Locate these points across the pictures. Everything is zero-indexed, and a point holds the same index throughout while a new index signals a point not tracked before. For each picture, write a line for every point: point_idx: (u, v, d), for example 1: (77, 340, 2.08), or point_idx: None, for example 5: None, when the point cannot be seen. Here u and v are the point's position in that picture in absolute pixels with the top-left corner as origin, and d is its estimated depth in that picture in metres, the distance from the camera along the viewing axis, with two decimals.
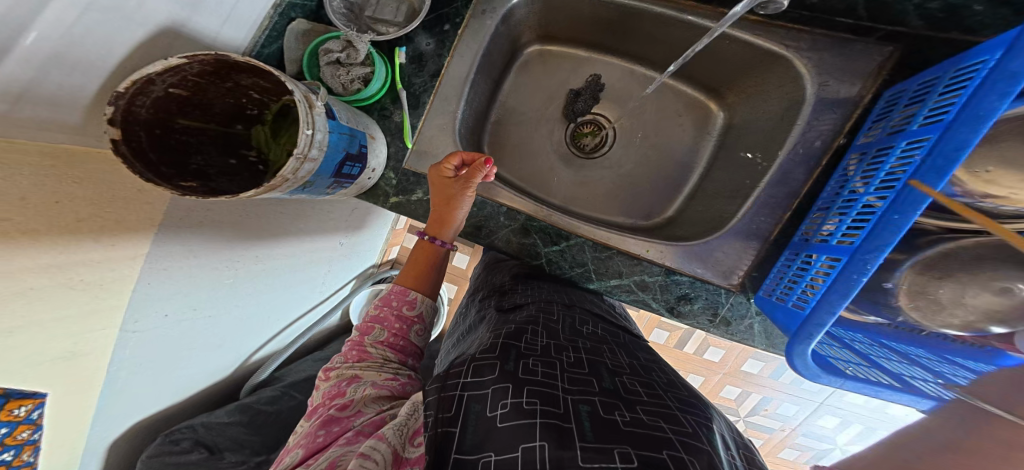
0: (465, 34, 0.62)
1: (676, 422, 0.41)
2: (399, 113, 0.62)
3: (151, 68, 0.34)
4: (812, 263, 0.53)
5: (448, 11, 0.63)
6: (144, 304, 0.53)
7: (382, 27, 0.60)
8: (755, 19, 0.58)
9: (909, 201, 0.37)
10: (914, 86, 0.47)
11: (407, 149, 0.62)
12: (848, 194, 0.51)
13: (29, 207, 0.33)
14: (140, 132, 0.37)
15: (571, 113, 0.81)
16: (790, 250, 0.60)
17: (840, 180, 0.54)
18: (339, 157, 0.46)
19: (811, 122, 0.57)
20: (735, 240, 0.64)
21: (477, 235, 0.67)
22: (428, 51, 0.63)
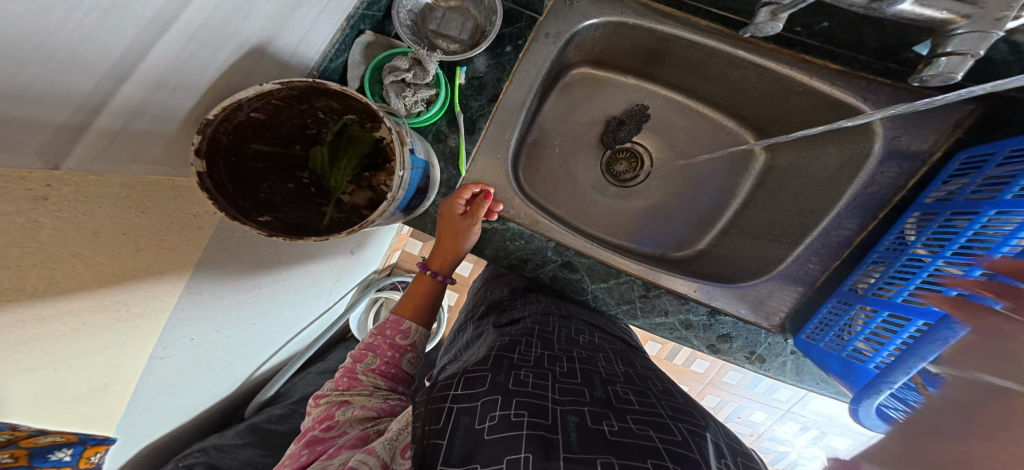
0: (525, 58, 0.61)
1: (667, 431, 0.39)
2: (455, 137, 0.60)
3: (243, 94, 0.34)
4: (869, 318, 0.55)
5: (511, 32, 0.61)
6: (177, 328, 0.49)
7: (446, 45, 0.58)
8: (835, 68, 0.60)
9: (1011, 276, 0.39)
10: (1004, 152, 0.48)
11: (460, 176, 0.60)
12: (913, 255, 0.53)
13: (99, 240, 0.32)
14: (220, 162, 0.36)
15: (612, 141, 0.80)
16: (837, 299, 0.62)
17: (904, 238, 0.56)
18: (413, 192, 0.46)
19: (875, 175, 0.59)
20: (787, 284, 0.66)
21: (523, 269, 0.64)
22: (487, 72, 0.61)
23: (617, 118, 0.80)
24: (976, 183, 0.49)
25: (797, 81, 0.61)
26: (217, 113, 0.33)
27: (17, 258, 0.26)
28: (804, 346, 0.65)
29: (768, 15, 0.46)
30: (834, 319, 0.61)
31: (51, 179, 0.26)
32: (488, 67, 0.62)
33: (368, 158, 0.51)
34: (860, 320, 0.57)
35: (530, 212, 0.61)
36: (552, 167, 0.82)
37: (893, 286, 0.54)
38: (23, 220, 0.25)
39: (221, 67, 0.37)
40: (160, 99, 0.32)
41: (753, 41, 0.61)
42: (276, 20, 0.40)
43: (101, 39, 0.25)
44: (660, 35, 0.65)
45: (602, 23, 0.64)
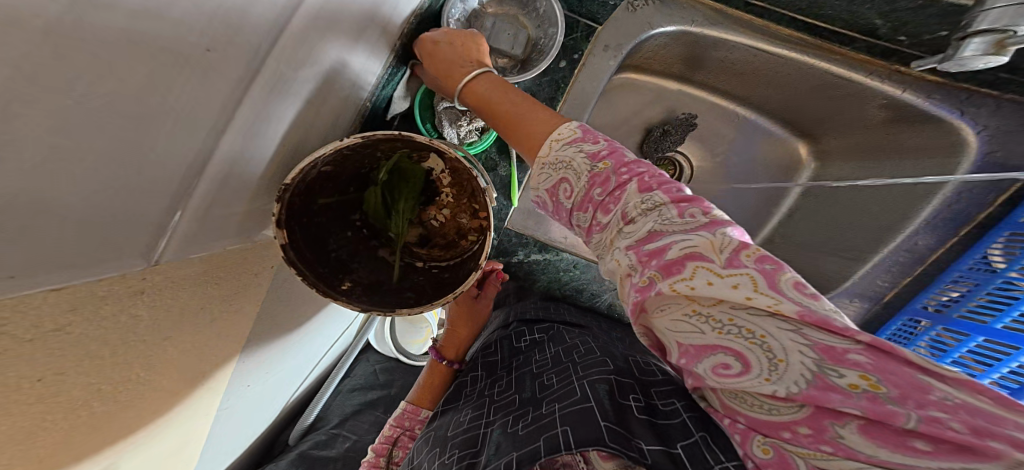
0: (582, 74, 0.58)
1: (569, 396, 0.42)
2: (506, 166, 0.60)
3: (322, 153, 0.32)
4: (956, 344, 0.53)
5: (568, 45, 0.58)
6: (242, 376, 0.48)
7: (498, 62, 0.54)
8: (932, 79, 0.56)
9: None
10: None
11: (511, 207, 0.62)
12: (1008, 279, 0.50)
13: (185, 320, 0.30)
14: (295, 228, 0.35)
15: (654, 148, 0.74)
16: (908, 316, 0.60)
17: (992, 262, 0.53)
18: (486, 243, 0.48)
19: (958, 192, 0.55)
20: (852, 300, 0.63)
21: (580, 297, 0.75)
22: (539, 90, 0.59)
23: (661, 127, 0.74)
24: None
25: (877, 92, 0.58)
26: (294, 178, 0.31)
27: (126, 359, 0.25)
28: None
29: (985, 49, 0.45)
30: (912, 335, 0.59)
31: (148, 272, 0.25)
32: (539, 83, 0.59)
33: (421, 194, 0.47)
34: (947, 342, 0.55)
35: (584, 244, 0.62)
36: None
37: (991, 312, 0.51)
38: (126, 317, 0.24)
39: (286, 125, 0.34)
40: (237, 169, 0.30)
41: (841, 51, 0.57)
42: (332, 65, 0.36)
43: (188, 119, 0.23)
44: (726, 43, 0.60)
45: (676, 32, 0.60)
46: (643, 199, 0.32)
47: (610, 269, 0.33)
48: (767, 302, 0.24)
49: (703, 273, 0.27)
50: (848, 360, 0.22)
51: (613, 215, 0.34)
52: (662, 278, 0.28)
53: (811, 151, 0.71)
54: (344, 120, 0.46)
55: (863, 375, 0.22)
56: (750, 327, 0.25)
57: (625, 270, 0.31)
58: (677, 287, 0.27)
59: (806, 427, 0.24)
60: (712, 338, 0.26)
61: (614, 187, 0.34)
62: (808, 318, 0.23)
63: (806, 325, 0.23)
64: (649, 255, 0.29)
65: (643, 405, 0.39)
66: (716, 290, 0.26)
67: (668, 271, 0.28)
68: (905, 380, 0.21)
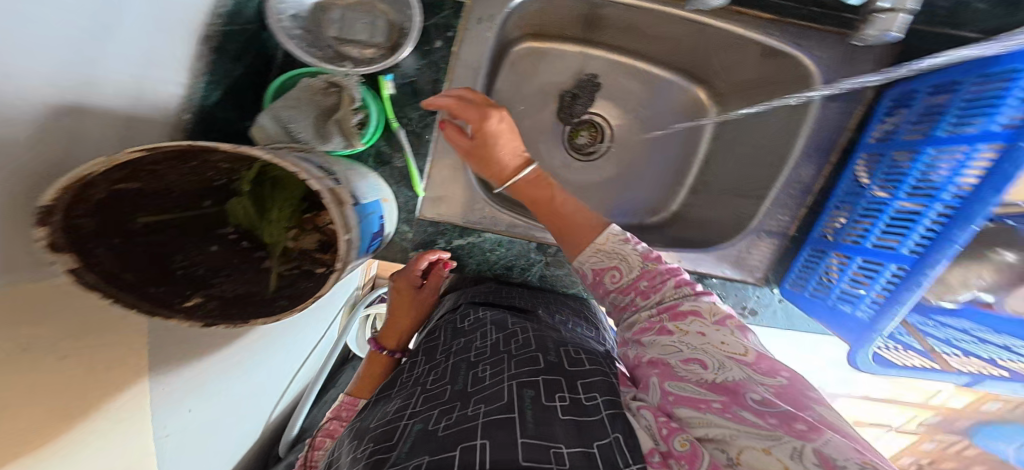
0: (464, 49, 0.55)
1: (495, 398, 0.40)
2: (402, 157, 0.57)
3: (89, 172, 0.22)
4: (845, 265, 0.55)
5: (438, 23, 0.54)
6: (173, 402, 0.48)
7: (361, 51, 0.46)
8: (776, 20, 0.58)
9: (981, 191, 0.39)
10: (925, 88, 0.52)
11: (419, 197, 0.61)
12: (872, 198, 0.55)
13: (12, 363, 0.28)
14: (101, 251, 0.28)
15: (569, 116, 0.77)
16: (812, 248, 0.63)
17: (859, 181, 0.59)
18: (367, 242, 0.46)
19: (818, 119, 0.61)
20: (762, 237, 0.68)
21: (512, 275, 0.77)
22: (419, 75, 0.55)
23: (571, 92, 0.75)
24: (914, 119, 0.52)
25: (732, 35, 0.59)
26: (56, 195, 0.22)
27: None
28: (786, 294, 0.69)
29: None
30: (818, 263, 0.62)
31: None
32: (420, 68, 0.55)
33: (304, 201, 0.45)
34: (837, 269, 0.57)
35: (505, 219, 0.65)
36: None
37: (862, 232, 0.54)
38: None
39: (69, 149, 0.30)
40: None
41: None
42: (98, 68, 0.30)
43: None
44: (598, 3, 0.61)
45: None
46: (676, 290, 0.46)
47: (628, 322, 0.48)
48: (731, 349, 0.38)
49: (695, 328, 0.41)
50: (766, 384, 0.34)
51: (648, 300, 0.47)
52: (670, 320, 0.43)
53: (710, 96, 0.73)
54: (155, 127, 0.41)
55: (771, 391, 0.34)
56: (714, 352, 0.38)
57: (644, 316, 0.46)
58: (678, 325, 0.42)
59: (718, 403, 0.33)
60: (687, 353, 0.39)
61: (658, 281, 0.47)
62: (753, 357, 0.38)
63: (747, 364, 0.36)
64: (667, 309, 0.45)
65: (568, 404, 0.39)
66: (707, 332, 0.41)
67: (677, 317, 0.43)
68: (794, 401, 0.32)
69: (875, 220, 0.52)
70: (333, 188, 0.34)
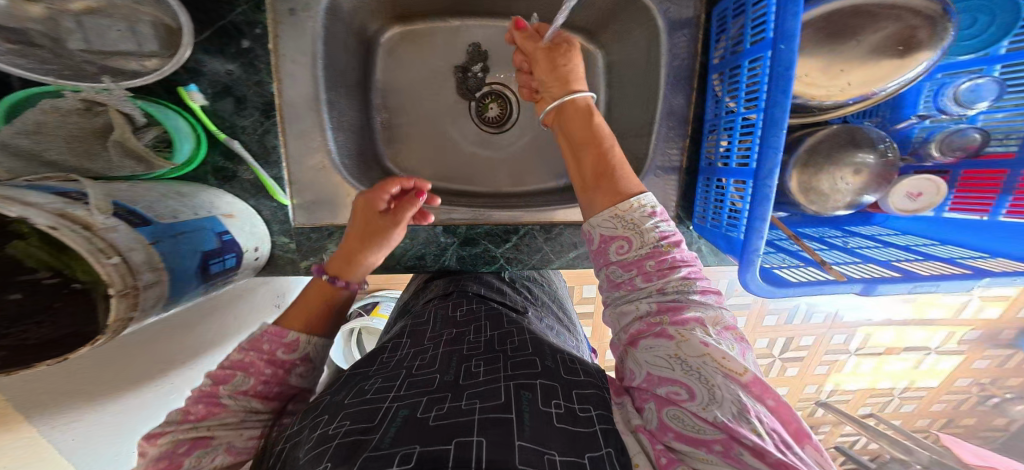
0: (282, 42, 0.52)
1: (494, 396, 0.39)
2: (247, 169, 0.55)
3: None
4: (726, 191, 0.54)
5: (236, 20, 0.49)
6: (81, 447, 0.51)
7: (139, 60, 0.45)
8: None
9: (775, 94, 0.39)
10: (731, 5, 0.50)
11: (285, 206, 0.59)
12: (726, 120, 0.52)
13: None
14: None
15: (468, 91, 0.81)
16: (704, 177, 0.61)
17: (717, 98, 0.56)
18: (198, 260, 0.45)
19: (671, 47, 0.58)
20: (659, 176, 0.64)
21: (426, 264, 0.75)
22: (235, 80, 0.52)
23: (462, 67, 0.80)
24: (730, 36, 0.50)
25: None
26: None
27: None
28: (698, 228, 0.65)
29: None
30: (710, 196, 0.60)
31: None
32: (232, 72, 0.51)
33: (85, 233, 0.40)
34: (723, 190, 0.55)
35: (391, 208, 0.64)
36: (424, 139, 0.82)
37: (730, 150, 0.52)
38: None
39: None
40: None
41: None
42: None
43: None
44: None
45: None
46: (679, 282, 0.42)
47: (624, 311, 0.44)
48: (727, 367, 0.35)
49: (696, 336, 0.38)
50: (766, 397, 0.35)
51: (651, 283, 0.43)
52: (666, 324, 0.40)
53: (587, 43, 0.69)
54: None
55: (773, 406, 0.34)
56: (714, 374, 0.35)
57: (641, 314, 0.42)
58: (677, 332, 0.38)
59: (720, 446, 0.32)
60: (677, 374, 0.36)
61: (664, 266, 0.43)
62: (749, 378, 0.35)
63: (740, 385, 0.34)
64: (669, 310, 0.41)
65: (564, 411, 0.38)
66: (705, 343, 0.37)
67: (677, 321, 0.39)
68: (789, 421, 0.34)
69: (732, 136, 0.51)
70: (63, 211, 0.31)
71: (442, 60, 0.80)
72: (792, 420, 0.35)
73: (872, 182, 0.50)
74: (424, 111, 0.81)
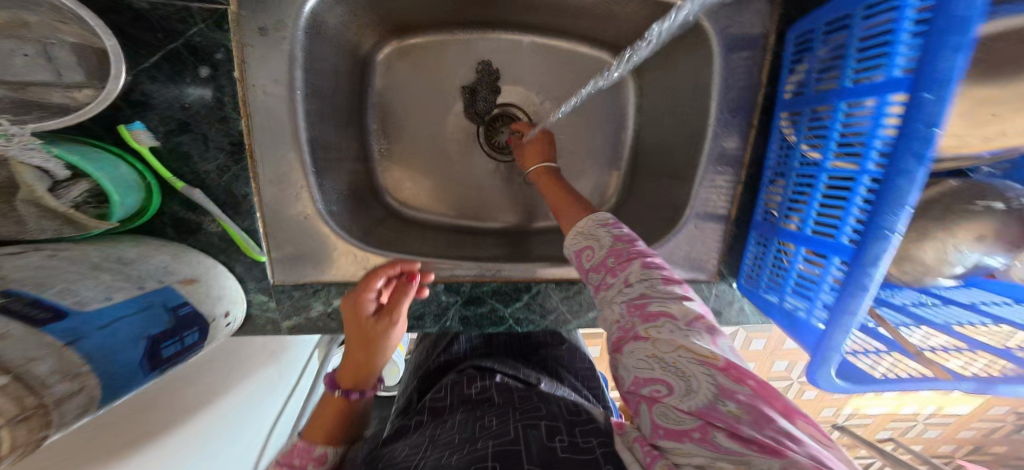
0: (252, 71, 0.43)
1: (505, 438, 0.40)
2: (214, 221, 0.47)
3: None
4: (791, 259, 0.44)
5: (202, 42, 0.41)
6: None
7: (64, 93, 0.37)
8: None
9: (901, 158, 0.30)
10: (823, 26, 0.39)
11: (261, 263, 0.51)
12: (800, 172, 0.42)
13: None
14: None
15: (476, 115, 0.72)
16: (756, 233, 0.51)
17: (789, 142, 0.46)
18: (143, 347, 0.35)
19: (724, 76, 0.48)
20: (700, 224, 0.54)
21: (424, 324, 0.64)
22: (194, 115, 0.43)
23: (469, 87, 0.71)
24: (818, 67, 0.40)
25: None
26: None
27: None
28: (746, 291, 0.55)
29: None
30: (764, 259, 0.50)
31: None
32: (194, 107, 0.43)
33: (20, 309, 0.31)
34: (785, 260, 0.45)
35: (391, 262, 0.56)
36: (426, 170, 0.73)
37: (800, 213, 0.42)
38: None
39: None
40: None
41: None
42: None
43: None
44: None
45: None
46: (645, 271, 0.40)
47: (606, 315, 0.42)
48: (697, 351, 0.33)
49: (670, 328, 0.35)
50: (743, 379, 0.31)
51: (618, 278, 0.41)
52: (640, 324, 0.37)
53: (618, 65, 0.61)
54: None
55: (752, 388, 0.31)
56: (684, 367, 0.33)
57: (616, 317, 0.40)
58: (649, 329, 0.36)
59: (699, 432, 0.30)
60: (658, 372, 0.34)
61: (625, 261, 0.42)
62: (724, 361, 0.33)
63: (717, 369, 0.32)
64: (636, 307, 0.38)
65: (566, 444, 0.39)
66: (675, 336, 0.35)
67: (647, 318, 0.37)
68: (775, 395, 0.31)
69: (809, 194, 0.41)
70: None
71: (448, 81, 0.71)
72: (777, 396, 0.31)
73: (1016, 241, 0.37)
74: (428, 139, 0.72)
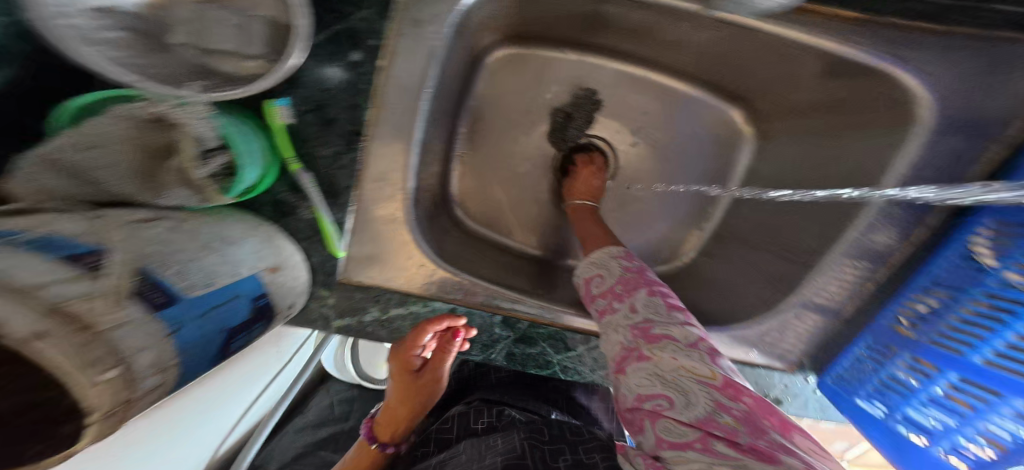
0: (395, 62, 0.41)
1: None
2: (310, 208, 0.43)
3: None
4: (929, 378, 0.41)
5: (359, 27, 0.40)
6: None
7: (238, 63, 0.33)
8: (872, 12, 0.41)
9: None
10: None
11: (337, 258, 0.47)
12: (991, 292, 0.38)
13: None
14: None
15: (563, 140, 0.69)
16: (876, 337, 0.48)
17: (978, 256, 0.40)
18: (219, 340, 0.31)
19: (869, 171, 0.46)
20: (810, 310, 0.52)
21: (469, 352, 0.59)
22: (331, 98, 0.41)
23: (563, 112, 0.68)
24: None
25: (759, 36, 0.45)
26: None
27: None
28: (828, 389, 0.52)
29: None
30: (879, 362, 0.47)
31: None
32: (334, 89, 0.41)
33: None
34: (917, 377, 0.42)
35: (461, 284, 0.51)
36: (506, 185, 0.70)
37: (975, 336, 0.38)
38: None
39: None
40: None
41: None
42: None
43: None
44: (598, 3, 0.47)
45: None
46: (651, 300, 0.38)
47: (607, 336, 0.39)
48: (697, 371, 0.33)
49: (671, 349, 0.35)
50: (739, 398, 0.32)
51: (624, 304, 0.39)
52: (644, 345, 0.36)
53: None
54: None
55: (748, 405, 0.31)
56: (687, 386, 0.32)
57: (620, 340, 0.37)
58: (654, 351, 0.35)
59: (700, 444, 0.29)
60: (658, 388, 0.33)
61: (631, 286, 0.40)
62: (721, 380, 0.33)
63: (716, 389, 0.32)
64: (640, 330, 0.37)
65: None
66: (677, 356, 0.34)
67: (651, 339, 0.36)
68: (762, 404, 0.32)
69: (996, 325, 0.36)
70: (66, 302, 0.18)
71: (548, 101, 0.68)
72: (773, 411, 0.31)
73: None
74: (513, 152, 0.69)
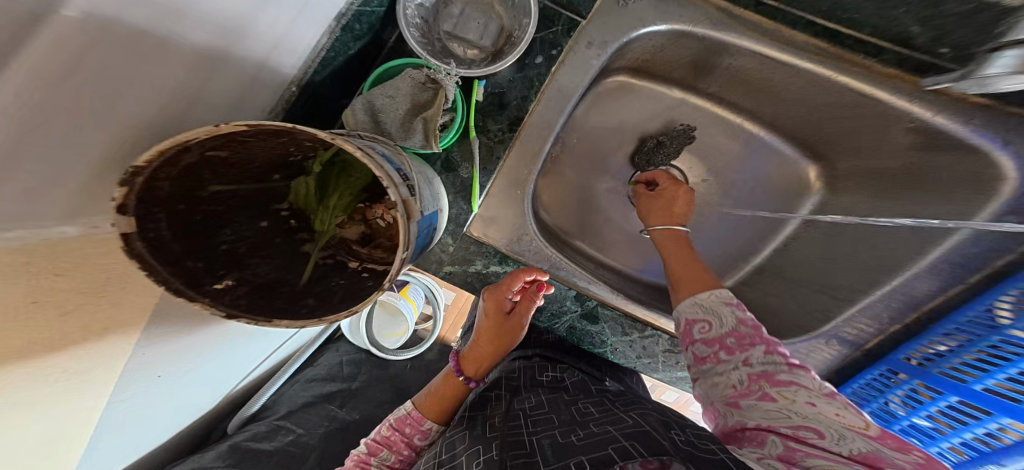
0: (563, 71, 0.51)
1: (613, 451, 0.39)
2: (468, 167, 0.54)
3: (194, 137, 0.23)
4: (931, 398, 0.49)
5: (547, 37, 0.51)
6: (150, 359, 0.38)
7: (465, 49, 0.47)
8: (978, 102, 0.47)
9: None
10: None
11: (473, 213, 0.56)
12: (1004, 338, 0.45)
13: (40, 313, 0.24)
14: (162, 214, 0.27)
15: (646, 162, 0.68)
16: (888, 366, 0.57)
17: (996, 316, 0.47)
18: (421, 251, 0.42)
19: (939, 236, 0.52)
20: (830, 342, 0.60)
21: (540, 318, 0.68)
22: (510, 87, 0.53)
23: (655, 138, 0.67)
24: None
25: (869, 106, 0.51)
26: (149, 159, 0.22)
27: None
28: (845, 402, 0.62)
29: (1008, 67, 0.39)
30: (887, 386, 0.56)
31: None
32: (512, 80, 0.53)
33: (365, 191, 0.43)
34: (920, 396, 0.51)
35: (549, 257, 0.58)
36: None
37: (974, 372, 0.46)
38: None
39: (181, 108, 0.30)
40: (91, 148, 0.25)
41: (865, 63, 0.50)
42: (233, 21, 0.29)
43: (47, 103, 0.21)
44: (734, 50, 0.53)
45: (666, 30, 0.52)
46: (767, 356, 0.44)
47: (715, 382, 0.46)
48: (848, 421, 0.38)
49: (802, 396, 0.41)
50: (909, 450, 0.35)
51: (735, 357, 0.46)
52: (768, 387, 0.42)
53: (823, 176, 0.66)
54: (252, 99, 0.38)
55: (914, 454, 0.35)
56: (830, 427, 0.38)
57: (734, 380, 0.45)
58: (782, 392, 0.41)
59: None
60: (798, 421, 0.39)
61: (746, 341, 0.46)
62: (876, 432, 0.37)
63: (873, 438, 0.36)
64: (762, 377, 0.43)
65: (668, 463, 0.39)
66: (812, 402, 0.40)
67: (776, 383, 0.42)
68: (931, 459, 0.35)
69: (995, 364, 0.44)
70: (406, 198, 0.31)
71: None
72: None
73: None
74: (602, 166, 0.71)
